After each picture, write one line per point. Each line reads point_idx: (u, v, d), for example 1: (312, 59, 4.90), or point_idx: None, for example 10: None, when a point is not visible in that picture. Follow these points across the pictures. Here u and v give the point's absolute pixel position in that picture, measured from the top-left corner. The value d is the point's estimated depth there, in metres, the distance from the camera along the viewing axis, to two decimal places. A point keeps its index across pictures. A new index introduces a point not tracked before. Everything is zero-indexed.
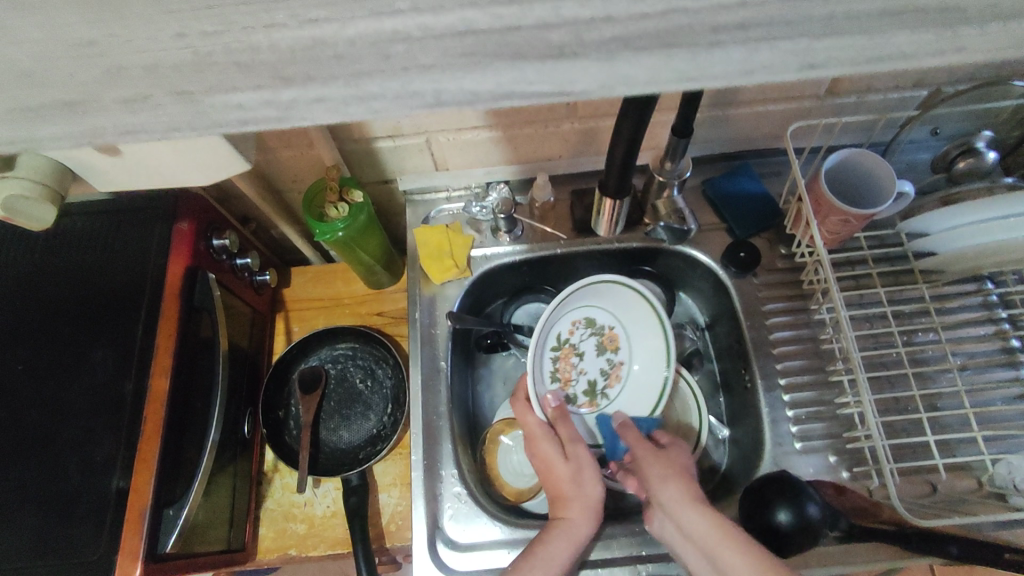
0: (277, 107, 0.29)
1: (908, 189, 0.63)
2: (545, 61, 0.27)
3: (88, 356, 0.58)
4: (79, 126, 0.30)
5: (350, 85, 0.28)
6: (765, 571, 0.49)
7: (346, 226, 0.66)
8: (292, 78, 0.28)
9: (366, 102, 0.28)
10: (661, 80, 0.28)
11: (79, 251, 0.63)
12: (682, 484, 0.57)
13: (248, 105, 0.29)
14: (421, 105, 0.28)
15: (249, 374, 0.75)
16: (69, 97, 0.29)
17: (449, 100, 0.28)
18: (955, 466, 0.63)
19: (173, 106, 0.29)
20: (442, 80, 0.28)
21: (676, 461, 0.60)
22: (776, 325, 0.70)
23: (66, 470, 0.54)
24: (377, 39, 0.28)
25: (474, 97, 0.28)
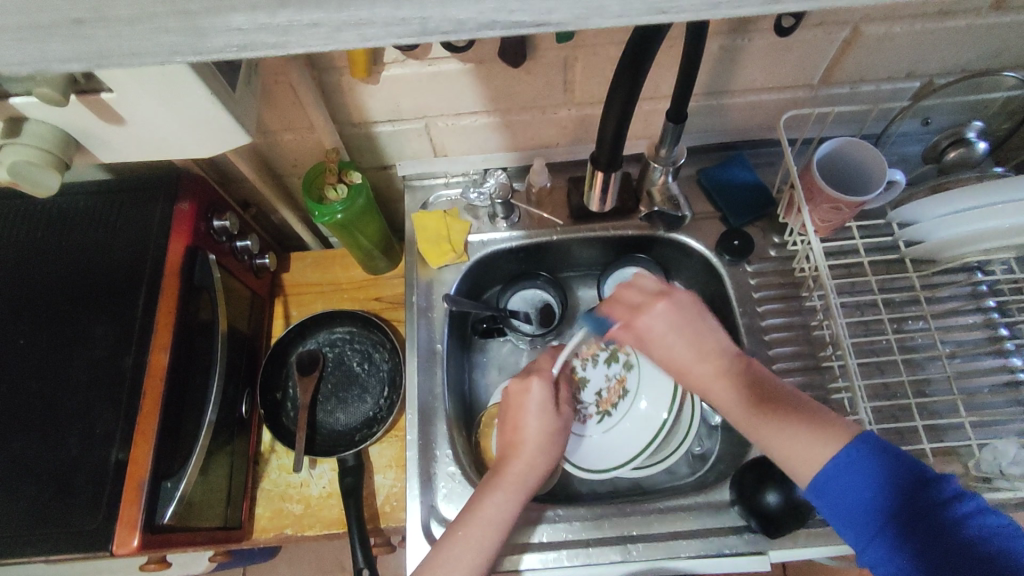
0: (273, 33, 0.28)
1: (900, 178, 0.63)
2: None
3: (89, 331, 0.59)
4: (87, 45, 0.28)
5: (344, 10, 0.27)
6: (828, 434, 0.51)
7: (344, 208, 0.67)
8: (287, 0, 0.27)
9: (359, 27, 0.28)
10: (634, 12, 0.28)
11: (81, 229, 0.63)
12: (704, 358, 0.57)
13: (246, 29, 0.28)
14: (409, 33, 0.28)
15: (247, 357, 0.76)
16: (77, 13, 0.27)
17: (435, 27, 0.28)
18: (943, 451, 0.64)
19: (176, 27, 0.27)
20: (428, 5, 0.28)
21: (675, 318, 0.58)
22: (769, 312, 0.71)
23: (66, 441, 0.55)
24: None
25: (458, 25, 0.28)
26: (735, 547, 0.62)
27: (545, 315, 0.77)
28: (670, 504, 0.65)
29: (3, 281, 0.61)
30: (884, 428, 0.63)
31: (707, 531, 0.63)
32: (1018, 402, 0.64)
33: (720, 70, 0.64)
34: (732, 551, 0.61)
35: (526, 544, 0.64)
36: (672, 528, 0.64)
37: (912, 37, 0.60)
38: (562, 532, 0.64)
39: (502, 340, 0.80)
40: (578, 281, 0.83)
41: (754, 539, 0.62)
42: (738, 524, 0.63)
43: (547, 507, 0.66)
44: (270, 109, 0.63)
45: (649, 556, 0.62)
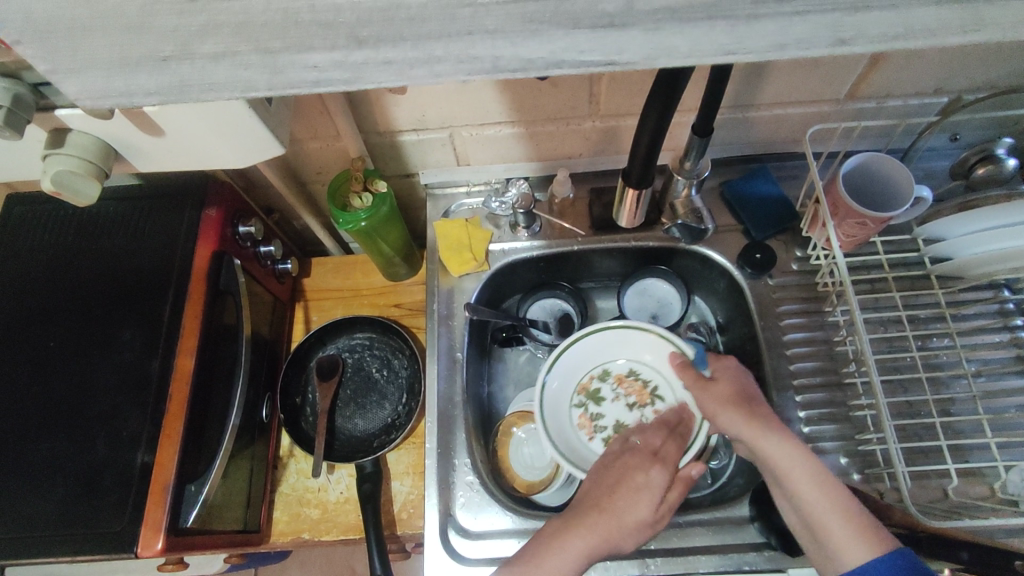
0: (346, 71, 0.30)
1: (926, 195, 0.63)
2: (595, 30, 0.28)
3: (118, 335, 0.60)
4: (169, 78, 0.30)
5: (417, 48, 0.29)
6: (867, 533, 0.48)
7: (369, 215, 0.67)
8: (365, 39, 0.28)
9: (428, 64, 0.29)
10: (701, 53, 0.30)
11: (111, 233, 0.64)
12: (739, 410, 0.57)
13: (321, 67, 0.29)
14: (478, 70, 0.30)
15: (268, 360, 0.77)
16: (164, 52, 0.29)
17: (503, 65, 0.30)
18: (968, 472, 0.63)
19: (256, 62, 0.29)
20: (500, 46, 0.29)
21: (721, 394, 0.60)
22: (790, 327, 0.71)
23: (94, 443, 0.56)
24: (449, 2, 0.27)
25: (527, 64, 0.30)
26: (754, 563, 0.61)
27: (564, 325, 0.78)
28: (689, 518, 0.65)
29: (34, 284, 0.62)
30: (908, 447, 0.62)
31: (727, 546, 0.63)
32: None
33: (747, 84, 0.64)
34: (752, 568, 0.61)
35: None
36: (691, 543, 0.63)
37: (943, 54, 0.60)
38: None
39: (521, 349, 0.80)
40: (599, 292, 0.83)
41: (774, 556, 0.61)
42: (757, 540, 0.63)
43: None
44: (298, 118, 0.63)
45: (668, 570, 0.62)
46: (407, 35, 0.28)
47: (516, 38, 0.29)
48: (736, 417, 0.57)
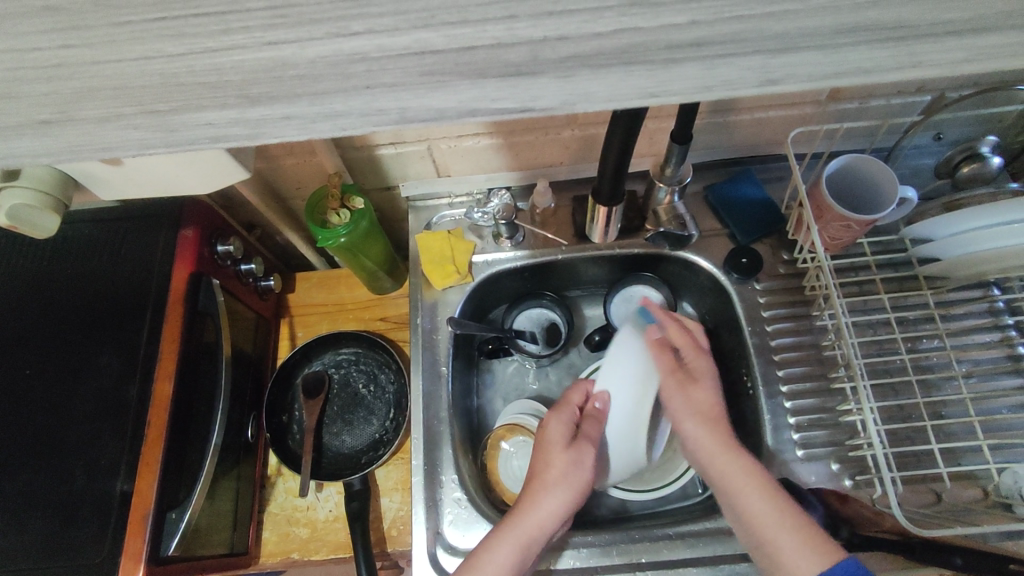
0: (245, 127, 0.30)
1: (910, 196, 0.62)
2: (503, 79, 0.29)
3: (95, 360, 0.59)
4: (56, 141, 0.30)
5: (315, 104, 0.29)
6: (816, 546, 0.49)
7: (349, 231, 0.66)
8: (257, 98, 0.29)
9: (331, 118, 0.29)
10: (621, 97, 0.28)
11: (86, 257, 0.64)
12: (703, 424, 0.57)
13: (216, 124, 0.30)
14: (385, 123, 0.29)
15: (253, 379, 0.76)
16: (43, 115, 0.30)
17: (413, 118, 0.29)
18: (961, 475, 0.62)
19: (144, 124, 0.30)
20: (403, 98, 0.29)
21: (697, 401, 0.59)
22: (779, 332, 0.70)
23: (71, 472, 0.55)
24: (336, 61, 0.29)
25: (438, 114, 0.29)
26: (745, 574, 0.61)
27: (551, 335, 0.77)
28: (679, 530, 0.64)
29: (8, 310, 0.61)
30: (899, 451, 0.62)
31: (718, 557, 0.62)
32: None
33: None
34: None
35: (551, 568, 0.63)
36: (683, 555, 0.63)
37: None
38: (571, 559, 0.63)
39: (509, 359, 0.80)
40: (586, 300, 0.83)
41: None
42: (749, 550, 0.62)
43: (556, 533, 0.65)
44: None
45: None
46: (343, 90, 0.29)
47: (456, 85, 0.29)
48: (699, 429, 0.57)
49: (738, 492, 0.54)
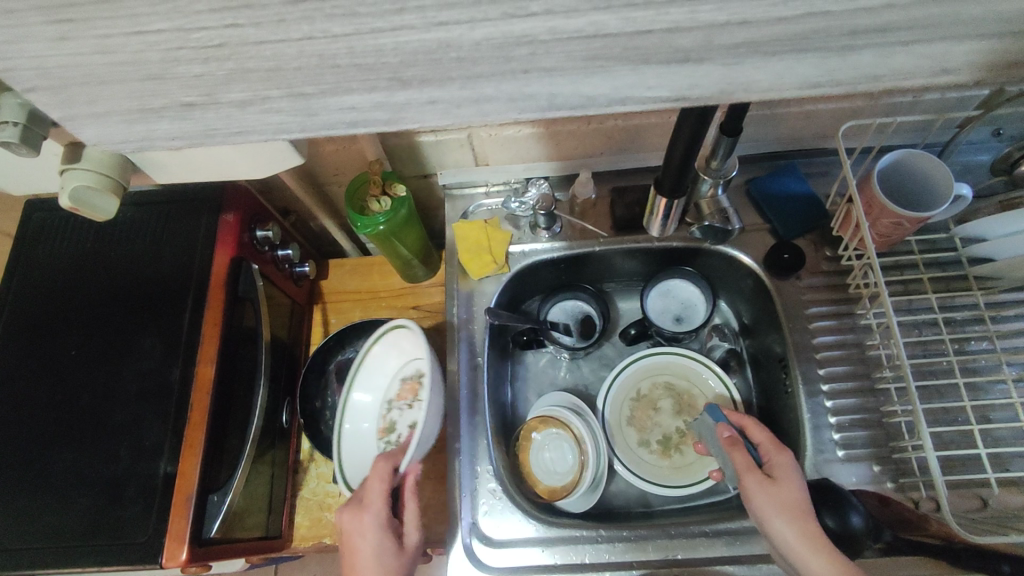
0: (388, 110, 0.33)
1: (966, 193, 0.60)
2: (666, 65, 0.31)
3: (140, 342, 0.60)
4: (197, 123, 0.33)
5: (466, 88, 0.32)
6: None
7: (387, 219, 0.66)
8: (410, 80, 0.31)
9: (476, 103, 0.33)
10: (783, 85, 0.32)
11: (129, 240, 0.64)
12: (797, 522, 0.53)
13: (361, 107, 0.33)
14: (532, 107, 0.33)
15: (287, 364, 0.77)
16: (190, 98, 0.32)
17: (563, 102, 0.33)
18: (1008, 482, 0.61)
19: (289, 106, 0.33)
20: (557, 84, 0.32)
21: (788, 499, 0.54)
22: (820, 330, 0.69)
23: (117, 452, 0.56)
24: (502, 43, 0.29)
25: (586, 102, 0.33)
26: None
27: (585, 328, 0.76)
28: (716, 527, 0.63)
29: (56, 293, 0.62)
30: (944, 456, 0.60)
31: (755, 557, 0.61)
32: None
33: None
34: None
35: (564, 565, 0.63)
36: (718, 553, 0.62)
37: None
38: (605, 553, 0.63)
39: (541, 351, 0.80)
40: (620, 293, 0.82)
41: None
42: None
43: (590, 526, 0.65)
44: None
45: None
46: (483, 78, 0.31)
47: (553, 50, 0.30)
48: (792, 530, 0.52)
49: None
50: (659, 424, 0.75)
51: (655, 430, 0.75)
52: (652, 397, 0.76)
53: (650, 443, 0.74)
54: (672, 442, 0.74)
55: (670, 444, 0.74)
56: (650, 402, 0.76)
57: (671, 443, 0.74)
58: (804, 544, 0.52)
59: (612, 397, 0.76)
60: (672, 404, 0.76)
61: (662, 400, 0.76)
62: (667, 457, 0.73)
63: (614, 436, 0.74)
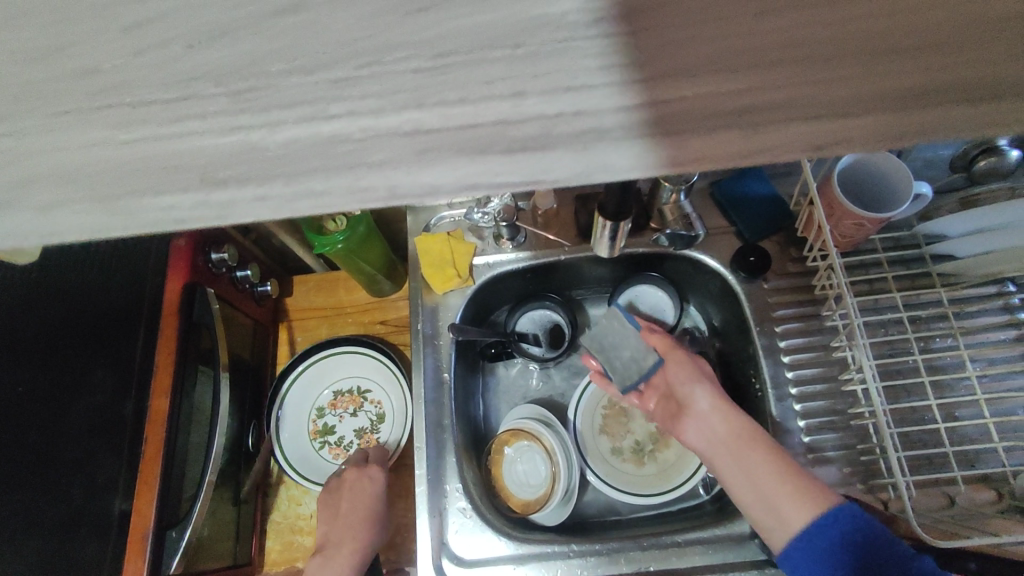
0: (210, 211, 0.25)
1: (924, 191, 0.60)
2: (510, 152, 0.24)
3: (91, 373, 0.56)
4: None
5: (292, 184, 0.25)
6: (808, 499, 0.51)
7: (345, 237, 0.65)
8: (222, 180, 0.25)
9: (310, 197, 0.24)
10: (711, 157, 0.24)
11: (79, 262, 0.59)
12: (711, 389, 0.62)
13: (178, 206, 0.25)
14: (372, 200, 0.24)
15: (252, 386, 0.76)
16: None
17: (404, 192, 0.24)
18: (976, 478, 0.61)
19: (87, 209, 0.25)
20: (394, 175, 0.24)
21: (698, 370, 0.64)
22: (788, 333, 0.68)
23: (67, 492, 0.52)
24: (312, 142, 0.25)
25: (432, 189, 0.24)
26: None
27: (554, 338, 0.76)
28: (688, 536, 0.63)
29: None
30: (912, 455, 0.60)
31: (728, 565, 0.61)
32: None
33: None
34: None
35: None
36: (691, 563, 0.62)
37: None
38: (577, 568, 0.62)
39: (511, 362, 0.79)
40: (589, 299, 0.81)
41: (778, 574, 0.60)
42: (759, 557, 0.61)
43: (561, 542, 0.64)
44: None
45: None
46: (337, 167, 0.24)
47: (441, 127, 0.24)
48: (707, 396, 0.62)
49: (738, 452, 0.57)
50: (631, 431, 0.75)
51: (627, 437, 0.75)
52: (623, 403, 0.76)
53: (621, 450, 0.74)
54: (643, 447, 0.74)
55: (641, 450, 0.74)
56: (621, 409, 0.75)
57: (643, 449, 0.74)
58: (715, 407, 0.61)
59: (583, 405, 0.76)
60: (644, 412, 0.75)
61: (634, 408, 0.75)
62: (638, 463, 0.73)
63: (586, 445, 0.74)
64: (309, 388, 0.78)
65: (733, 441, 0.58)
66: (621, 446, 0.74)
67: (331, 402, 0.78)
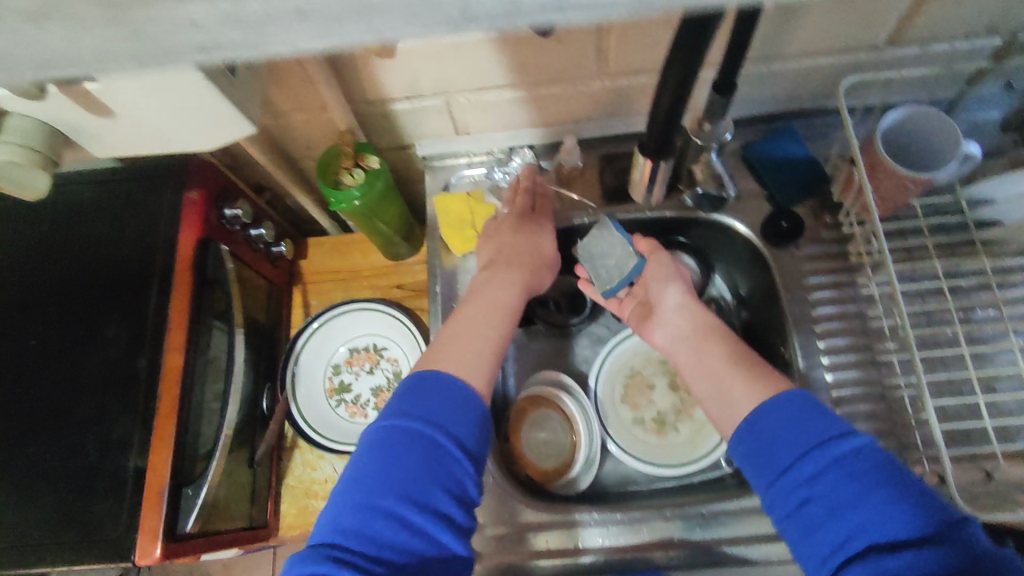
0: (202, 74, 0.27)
1: (975, 151, 0.57)
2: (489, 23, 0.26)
3: (103, 330, 0.56)
4: None
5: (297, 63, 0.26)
6: (759, 386, 0.53)
7: (363, 194, 0.63)
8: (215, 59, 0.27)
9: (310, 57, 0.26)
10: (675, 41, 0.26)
11: (91, 220, 0.60)
12: (684, 292, 0.64)
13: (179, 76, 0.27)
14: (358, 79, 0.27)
15: (266, 348, 0.74)
16: None
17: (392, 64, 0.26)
18: (1015, 453, 0.58)
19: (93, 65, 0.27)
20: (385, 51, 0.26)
21: (677, 276, 0.66)
22: (821, 301, 0.66)
23: (82, 446, 0.53)
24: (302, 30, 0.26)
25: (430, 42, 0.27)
26: (783, 555, 0.59)
27: (576, 303, 0.74)
28: (713, 508, 0.61)
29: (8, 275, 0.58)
30: (949, 427, 0.58)
31: (753, 537, 0.60)
32: None
33: (771, 33, 0.57)
34: (780, 559, 0.59)
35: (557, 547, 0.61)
36: (715, 534, 0.60)
37: None
38: (598, 537, 0.61)
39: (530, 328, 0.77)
40: None
41: None
42: None
43: (582, 510, 0.62)
44: (279, 87, 0.58)
45: (690, 565, 0.59)
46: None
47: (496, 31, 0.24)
48: (679, 299, 0.64)
49: (698, 341, 0.61)
50: (653, 400, 0.73)
51: (648, 406, 0.73)
52: (645, 372, 0.74)
53: (643, 419, 0.72)
54: (665, 416, 0.72)
55: (663, 419, 0.72)
56: (643, 378, 0.74)
57: (665, 419, 0.72)
58: (688, 309, 0.63)
59: (605, 373, 0.74)
60: (667, 382, 0.74)
61: (657, 377, 0.74)
62: (659, 432, 0.72)
63: (607, 413, 0.72)
64: (323, 350, 0.76)
65: (696, 332, 0.62)
66: (642, 415, 0.73)
67: (347, 359, 0.77)
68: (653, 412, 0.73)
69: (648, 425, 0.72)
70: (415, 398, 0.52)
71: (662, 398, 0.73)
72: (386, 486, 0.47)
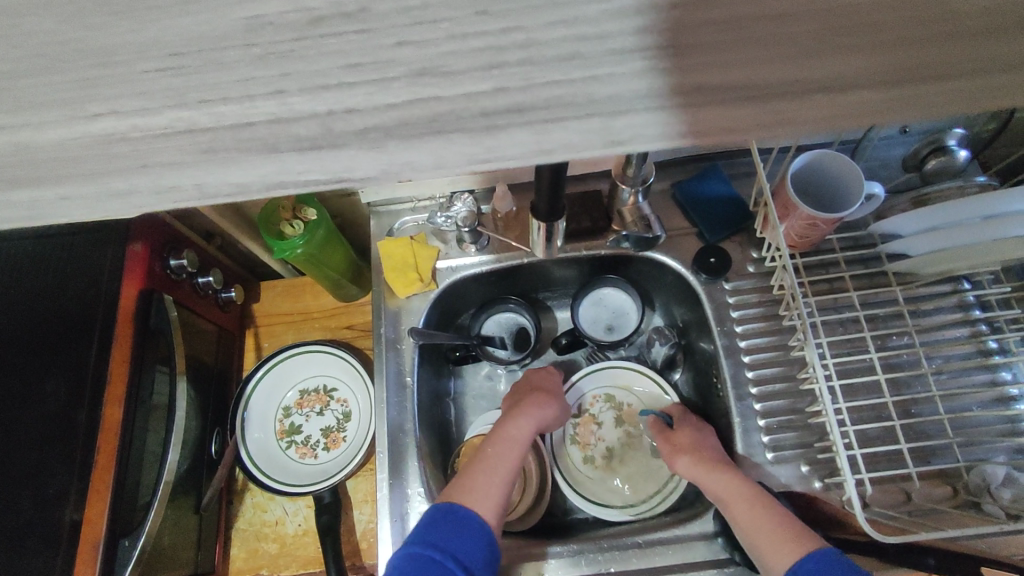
0: None
1: (876, 190, 0.60)
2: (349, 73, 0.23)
3: (41, 385, 0.55)
4: None
5: None
6: (793, 539, 0.50)
7: (306, 241, 0.65)
8: None
9: None
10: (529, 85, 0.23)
11: (32, 274, 0.58)
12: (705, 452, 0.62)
13: None
14: None
15: (215, 392, 0.75)
16: None
17: None
18: (931, 474, 0.61)
19: None
20: None
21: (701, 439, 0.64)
22: (747, 333, 0.69)
23: (15, 506, 0.51)
24: None
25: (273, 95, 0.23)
26: None
27: (519, 339, 0.76)
28: (649, 537, 0.63)
29: None
30: (867, 453, 0.61)
31: (687, 565, 0.62)
32: (1005, 418, 0.62)
33: None
34: None
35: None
36: (651, 563, 0.62)
37: None
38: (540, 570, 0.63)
39: (477, 365, 0.79)
40: (555, 302, 0.82)
41: (739, 571, 0.60)
42: (719, 557, 0.62)
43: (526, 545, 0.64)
44: None
45: None
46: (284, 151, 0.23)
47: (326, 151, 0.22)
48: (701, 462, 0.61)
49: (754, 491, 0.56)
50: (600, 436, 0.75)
51: (595, 444, 0.74)
52: (594, 409, 0.76)
53: (590, 456, 0.74)
54: (612, 449, 0.74)
55: (610, 455, 0.74)
56: (592, 417, 0.75)
57: (614, 453, 0.74)
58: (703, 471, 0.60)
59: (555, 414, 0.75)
60: (614, 418, 0.75)
61: (602, 414, 0.75)
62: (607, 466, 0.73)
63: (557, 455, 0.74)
64: (273, 393, 0.77)
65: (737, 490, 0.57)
66: (588, 452, 0.74)
67: (297, 401, 0.78)
68: (600, 448, 0.74)
69: (596, 462, 0.74)
70: (440, 528, 0.54)
71: (607, 433, 0.75)
72: (446, 549, 0.52)
